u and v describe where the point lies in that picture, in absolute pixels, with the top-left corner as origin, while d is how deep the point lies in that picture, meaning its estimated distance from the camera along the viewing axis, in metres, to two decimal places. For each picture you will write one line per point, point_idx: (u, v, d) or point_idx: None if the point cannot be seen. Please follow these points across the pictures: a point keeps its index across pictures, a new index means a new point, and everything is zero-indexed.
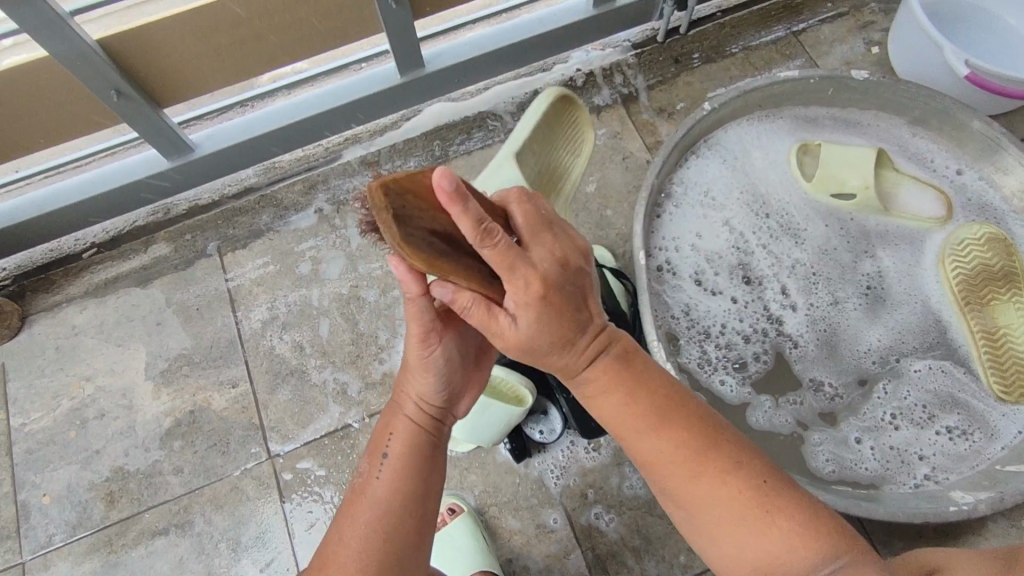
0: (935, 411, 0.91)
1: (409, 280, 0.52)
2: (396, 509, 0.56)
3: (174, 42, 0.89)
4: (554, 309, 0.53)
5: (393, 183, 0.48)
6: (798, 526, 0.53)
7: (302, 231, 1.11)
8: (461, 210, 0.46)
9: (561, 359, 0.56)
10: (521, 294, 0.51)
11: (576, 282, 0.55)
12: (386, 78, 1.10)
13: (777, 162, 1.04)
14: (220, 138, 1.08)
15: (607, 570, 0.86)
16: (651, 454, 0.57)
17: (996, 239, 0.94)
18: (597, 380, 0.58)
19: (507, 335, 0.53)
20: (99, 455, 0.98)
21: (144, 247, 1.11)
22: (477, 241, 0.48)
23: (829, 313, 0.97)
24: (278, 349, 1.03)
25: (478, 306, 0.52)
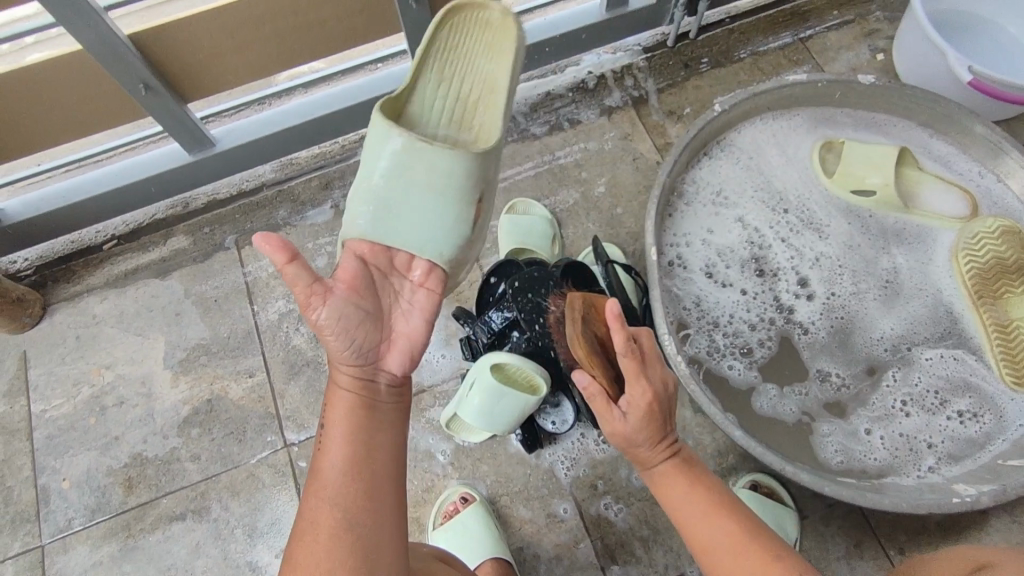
0: (947, 396, 0.93)
1: (276, 254, 0.54)
2: (340, 475, 0.57)
3: (201, 38, 0.92)
4: (653, 417, 0.63)
5: (578, 302, 0.75)
6: None
7: (319, 226, 1.13)
8: (623, 332, 0.59)
9: (643, 454, 0.65)
10: (637, 399, 0.62)
11: (670, 403, 0.65)
12: (401, 78, 1.12)
13: (796, 159, 1.06)
14: (239, 134, 1.10)
15: (615, 560, 0.87)
16: (692, 525, 0.63)
17: (1012, 232, 0.93)
18: (668, 474, 0.65)
19: (616, 427, 0.63)
20: (118, 442, 1.00)
21: (163, 240, 1.13)
22: (620, 352, 0.59)
23: (845, 303, 0.99)
24: (295, 341, 1.05)
25: (601, 397, 0.63)
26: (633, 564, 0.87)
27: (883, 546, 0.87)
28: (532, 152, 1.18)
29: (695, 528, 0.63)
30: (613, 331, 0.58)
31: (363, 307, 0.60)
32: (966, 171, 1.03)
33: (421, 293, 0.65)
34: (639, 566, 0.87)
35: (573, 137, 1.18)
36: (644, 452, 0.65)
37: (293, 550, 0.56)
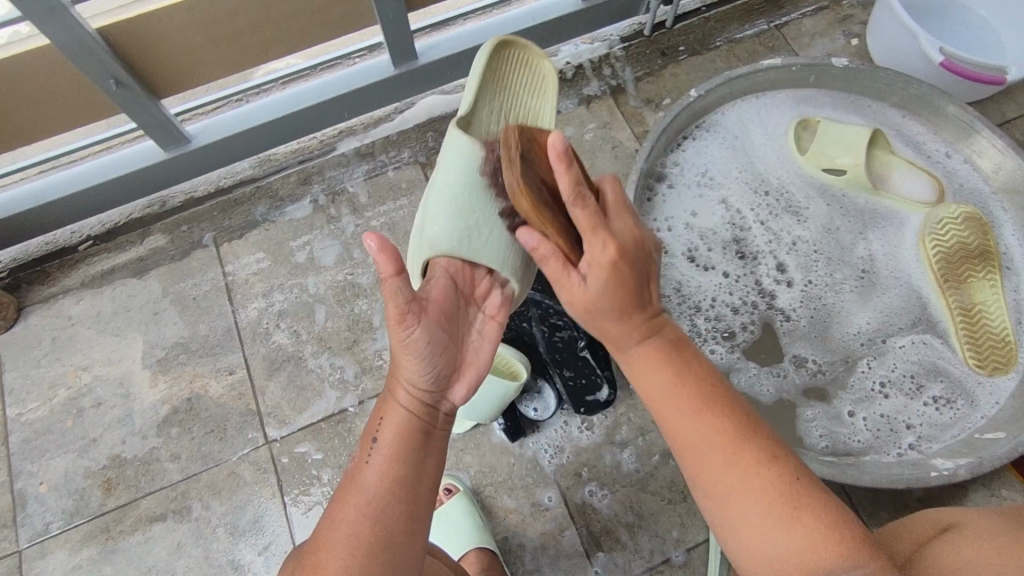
0: (922, 380, 0.93)
1: (383, 262, 0.50)
2: (380, 494, 0.54)
3: (173, 33, 0.91)
4: (623, 280, 0.56)
5: (513, 137, 0.62)
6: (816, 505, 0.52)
7: (298, 222, 1.13)
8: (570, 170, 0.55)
9: (615, 328, 0.58)
10: (596, 255, 0.56)
11: (646, 264, 0.59)
12: (381, 71, 1.11)
13: (777, 138, 1.06)
14: (216, 131, 1.09)
15: (601, 547, 0.87)
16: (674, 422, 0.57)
17: (973, 219, 0.96)
18: (647, 358, 0.59)
19: (574, 293, 0.58)
20: (96, 444, 0.99)
21: (140, 239, 1.12)
22: (570, 203, 0.55)
23: (822, 293, 1.00)
24: (276, 337, 1.05)
25: (556, 258, 0.58)
26: (618, 550, 0.87)
27: (867, 524, 0.88)
28: None
29: (681, 424, 0.56)
30: (559, 172, 0.55)
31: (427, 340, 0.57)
32: (935, 158, 1.04)
33: (490, 325, 0.63)
34: (625, 552, 0.87)
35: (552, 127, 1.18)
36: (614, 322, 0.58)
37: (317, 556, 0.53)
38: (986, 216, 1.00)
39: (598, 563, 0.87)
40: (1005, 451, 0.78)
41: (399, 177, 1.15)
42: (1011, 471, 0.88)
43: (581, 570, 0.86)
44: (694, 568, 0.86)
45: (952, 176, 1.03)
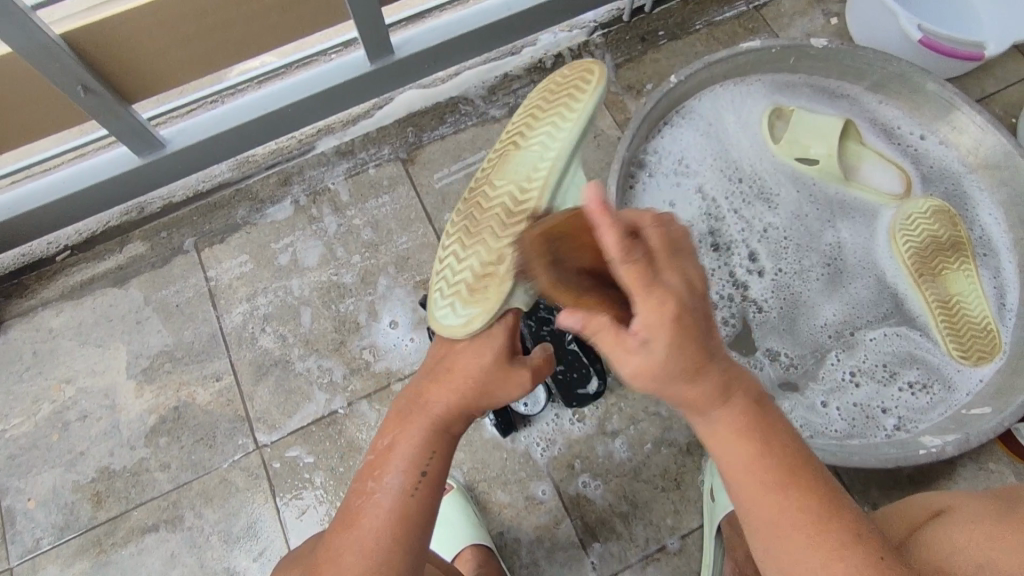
0: (895, 368, 0.94)
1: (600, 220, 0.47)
2: (374, 522, 0.57)
3: (140, 35, 0.88)
4: (690, 334, 0.48)
5: (538, 241, 0.58)
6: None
7: (280, 224, 1.11)
8: (613, 226, 0.47)
9: (689, 390, 0.50)
10: (653, 313, 0.47)
11: (705, 308, 0.49)
12: (356, 67, 1.09)
13: (750, 125, 1.06)
14: (191, 133, 1.07)
15: (597, 538, 0.87)
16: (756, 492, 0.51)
17: (941, 212, 0.98)
18: (725, 423, 0.52)
19: (637, 362, 0.50)
20: (83, 457, 0.97)
21: (119, 247, 1.10)
22: (619, 260, 0.47)
23: (791, 282, 1.00)
24: (262, 342, 1.04)
25: (607, 330, 0.51)
26: (614, 540, 0.87)
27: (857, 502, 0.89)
28: (494, 136, 1.17)
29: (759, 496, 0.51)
30: (601, 233, 0.47)
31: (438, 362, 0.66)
32: (907, 148, 1.04)
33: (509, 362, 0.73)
34: (620, 542, 0.87)
35: None
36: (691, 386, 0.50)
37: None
38: (958, 195, 1.01)
39: (594, 553, 0.87)
40: (991, 425, 0.79)
41: (381, 174, 1.14)
42: (997, 444, 0.89)
43: (577, 561, 0.87)
44: (689, 554, 0.86)
45: (924, 156, 1.04)
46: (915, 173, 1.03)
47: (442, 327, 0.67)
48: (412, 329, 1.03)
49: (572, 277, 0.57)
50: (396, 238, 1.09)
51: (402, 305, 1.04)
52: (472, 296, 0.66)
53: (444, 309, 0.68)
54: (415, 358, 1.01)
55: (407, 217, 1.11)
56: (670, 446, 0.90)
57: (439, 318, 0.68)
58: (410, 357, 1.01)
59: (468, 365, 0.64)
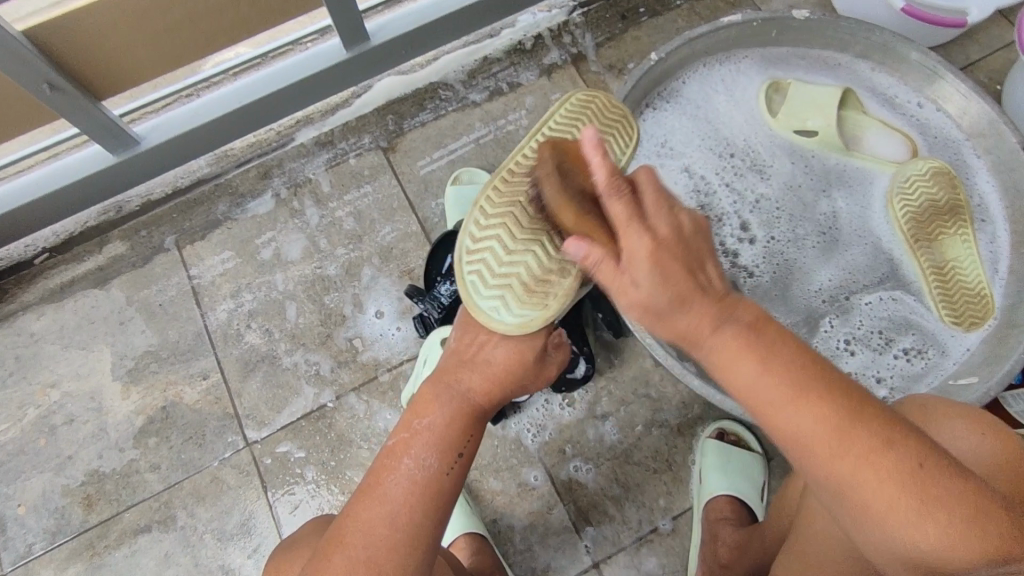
0: (891, 334, 0.94)
1: (592, 151, 0.52)
2: (407, 496, 0.59)
3: (104, 30, 0.86)
4: (676, 270, 0.50)
5: (546, 149, 0.68)
6: (946, 498, 0.46)
7: (261, 218, 1.10)
8: (606, 164, 0.52)
9: (681, 321, 0.51)
10: (638, 247, 0.50)
11: (699, 248, 0.52)
12: (330, 55, 1.07)
13: (742, 102, 1.05)
14: (167, 128, 1.05)
15: (590, 521, 0.88)
16: (769, 409, 0.49)
17: (940, 173, 0.94)
18: (729, 345, 0.50)
19: (626, 291, 0.52)
20: (72, 460, 0.97)
21: (99, 247, 1.08)
22: (607, 194, 0.52)
23: (785, 249, 0.99)
24: (248, 338, 1.03)
25: (607, 262, 0.53)
26: (607, 522, 0.87)
27: None
28: (475, 121, 1.15)
29: (773, 412, 0.49)
30: (593, 165, 0.53)
31: (470, 353, 0.68)
32: (908, 117, 1.02)
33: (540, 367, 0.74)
34: (614, 524, 0.87)
35: (514, 101, 1.16)
36: (676, 318, 0.51)
37: (331, 547, 0.56)
38: (957, 165, 0.99)
39: (588, 537, 0.87)
40: (978, 395, 0.79)
41: (362, 164, 1.13)
42: None
43: (571, 545, 0.87)
44: (682, 534, 0.87)
45: (926, 125, 1.02)
46: (920, 140, 1.02)
47: (494, 325, 0.68)
48: (398, 319, 1.02)
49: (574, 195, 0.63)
50: (379, 228, 1.08)
51: (388, 296, 1.04)
52: (528, 297, 0.69)
53: (491, 302, 0.68)
54: (403, 348, 1.00)
55: (390, 207, 1.09)
56: (661, 427, 0.90)
57: (481, 305, 0.68)
58: (397, 347, 1.00)
59: (500, 361, 0.67)
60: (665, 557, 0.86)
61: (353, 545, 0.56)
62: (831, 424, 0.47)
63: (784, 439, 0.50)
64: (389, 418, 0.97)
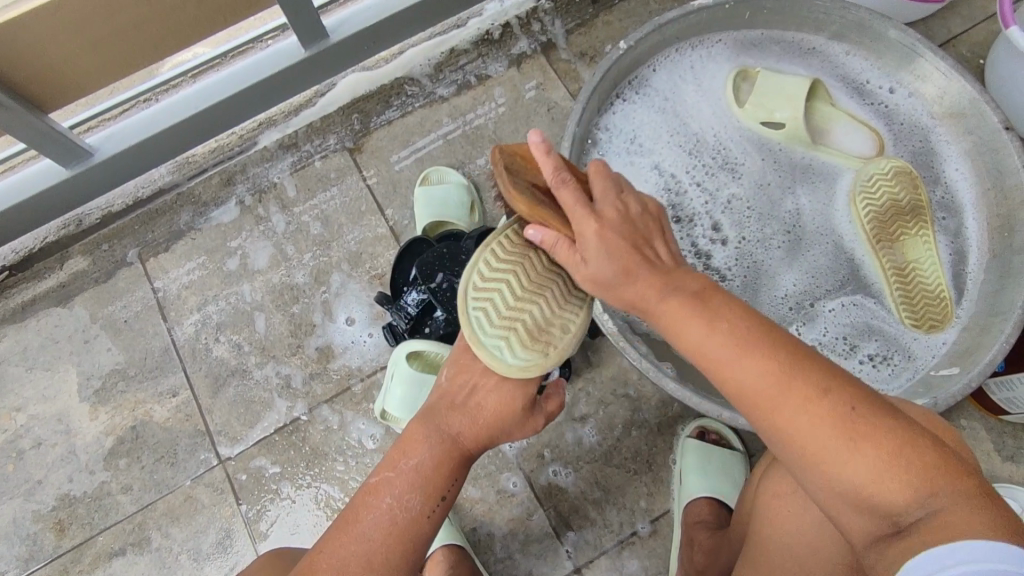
0: (855, 340, 0.92)
1: (541, 147, 0.58)
2: (384, 539, 0.59)
3: (41, 41, 0.82)
4: (630, 249, 0.55)
5: (498, 156, 0.62)
6: (876, 432, 0.46)
7: (226, 226, 1.06)
8: (552, 166, 0.58)
9: (627, 291, 0.56)
10: (594, 248, 0.55)
11: (642, 214, 0.58)
12: (289, 55, 1.02)
13: (710, 92, 1.02)
14: (122, 137, 1.00)
15: (570, 526, 0.86)
16: (738, 379, 0.50)
17: (903, 172, 0.92)
18: (671, 302, 0.54)
19: (583, 271, 0.57)
20: (41, 485, 0.95)
21: (60, 264, 1.05)
22: (557, 184, 0.58)
23: (754, 250, 0.97)
24: (217, 352, 1.00)
25: (563, 243, 0.58)
26: (588, 527, 0.86)
27: None
28: (443, 117, 1.11)
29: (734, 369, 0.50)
30: (540, 160, 0.58)
31: (462, 395, 0.66)
32: (878, 105, 1.00)
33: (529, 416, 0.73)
34: (595, 528, 0.86)
35: (482, 95, 1.12)
36: (625, 289, 0.55)
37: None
38: (927, 150, 0.98)
39: (568, 542, 0.86)
40: (959, 388, 0.76)
41: (327, 166, 1.09)
42: (969, 401, 0.89)
43: (551, 552, 0.86)
44: (663, 536, 0.85)
45: (896, 111, 1.00)
46: (885, 130, 1.00)
47: (496, 364, 0.63)
48: (370, 325, 1.00)
49: (524, 188, 0.61)
50: (347, 232, 1.05)
51: (359, 302, 1.01)
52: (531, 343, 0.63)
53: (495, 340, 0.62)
54: (375, 356, 0.98)
55: (358, 210, 1.06)
56: (641, 427, 0.89)
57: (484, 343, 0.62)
58: (370, 354, 0.98)
59: (491, 407, 0.65)
60: (647, 559, 0.85)
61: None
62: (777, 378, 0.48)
63: (784, 439, 0.49)
64: (364, 428, 0.95)
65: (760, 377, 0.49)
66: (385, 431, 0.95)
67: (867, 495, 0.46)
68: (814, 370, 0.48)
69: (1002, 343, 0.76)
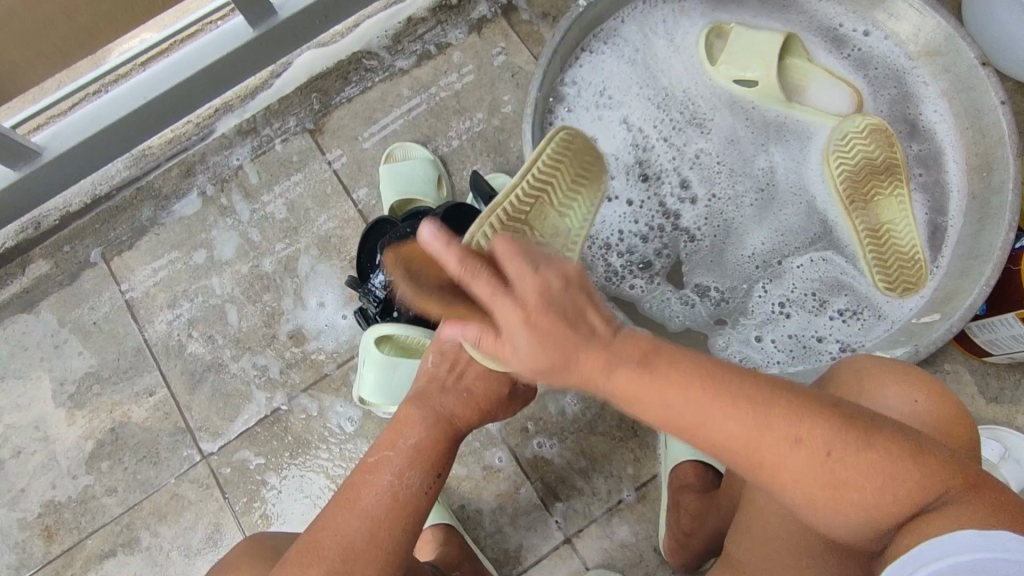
0: (824, 296, 0.91)
1: (446, 246, 0.43)
2: (387, 514, 0.57)
3: None
4: (555, 330, 0.44)
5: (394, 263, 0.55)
6: (867, 473, 0.45)
7: (189, 219, 1.03)
8: (454, 252, 0.43)
9: (592, 358, 0.45)
10: (533, 354, 0.45)
11: (567, 298, 0.44)
12: (237, 35, 0.97)
13: (681, 49, 0.98)
14: (69, 134, 0.96)
15: (559, 497, 0.86)
16: (686, 426, 0.46)
17: (879, 129, 0.88)
18: (631, 384, 0.46)
19: (514, 357, 0.46)
20: (25, 493, 0.94)
21: (21, 269, 1.02)
22: (470, 280, 0.43)
23: (724, 208, 0.95)
24: (190, 347, 0.98)
25: (486, 335, 0.47)
26: (576, 496, 0.86)
27: None
28: (405, 90, 1.07)
29: (697, 431, 0.46)
30: (441, 258, 0.44)
31: (452, 377, 0.67)
32: (854, 52, 0.96)
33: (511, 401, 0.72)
34: (583, 497, 0.86)
35: (444, 64, 1.07)
36: (572, 372, 0.46)
37: (306, 559, 0.54)
38: (904, 96, 0.95)
39: (557, 513, 0.86)
40: (940, 333, 0.75)
41: (289, 150, 1.05)
42: (953, 344, 0.88)
43: (541, 524, 0.86)
44: (651, 500, 0.85)
45: (870, 55, 0.96)
46: (861, 80, 0.96)
47: None
48: (343, 308, 0.98)
49: (430, 291, 0.50)
50: (314, 217, 1.02)
51: (330, 285, 0.99)
52: None
53: None
54: (350, 338, 0.96)
55: (324, 193, 1.03)
56: None
57: None
58: (344, 337, 0.96)
59: (480, 387, 0.67)
60: (637, 524, 0.85)
61: (331, 559, 0.54)
62: (744, 425, 0.45)
63: (717, 449, 0.47)
64: (343, 413, 0.94)
65: (737, 427, 0.45)
66: (364, 414, 0.94)
67: (871, 523, 0.46)
68: (785, 425, 0.45)
69: (981, 288, 0.74)
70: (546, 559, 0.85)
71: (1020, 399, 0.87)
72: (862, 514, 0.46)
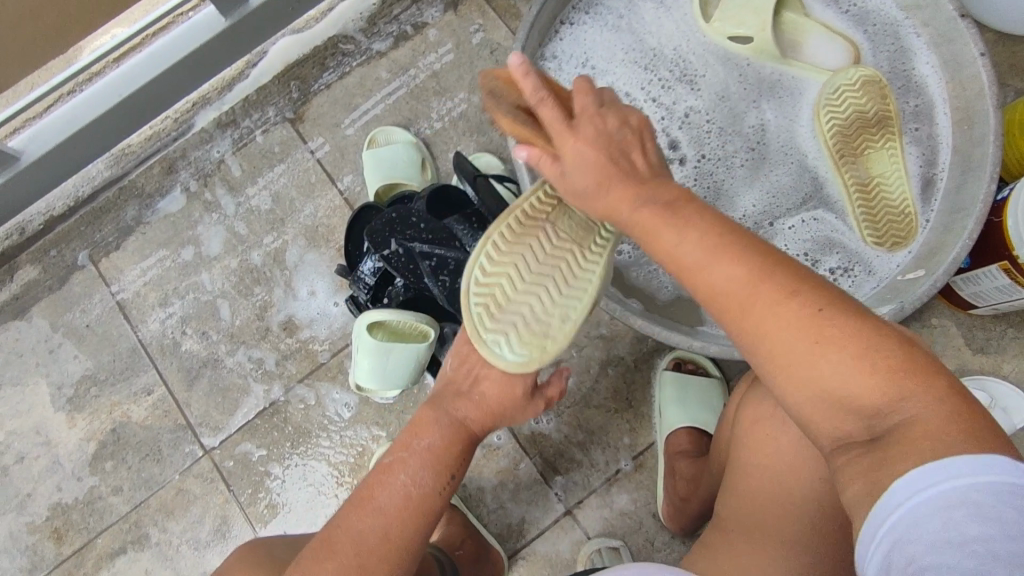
0: (816, 256, 0.92)
1: (525, 80, 0.54)
2: (398, 513, 0.58)
3: None
4: (610, 163, 0.54)
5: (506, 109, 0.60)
6: (862, 339, 0.42)
7: (174, 216, 1.02)
8: (532, 81, 0.54)
9: (617, 199, 0.53)
10: (581, 180, 0.55)
11: (633, 139, 0.56)
12: (208, 26, 0.96)
13: (674, 9, 0.97)
14: (48, 137, 0.95)
15: (558, 470, 0.87)
16: (691, 271, 0.48)
17: (871, 82, 0.87)
18: (645, 220, 0.52)
19: (564, 180, 0.56)
20: (32, 498, 0.95)
21: (9, 276, 1.01)
22: (536, 108, 0.55)
23: (714, 169, 0.95)
24: (184, 344, 0.98)
25: (545, 160, 0.56)
26: (575, 469, 0.87)
27: None
28: (383, 74, 1.05)
29: (696, 271, 0.48)
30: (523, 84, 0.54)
31: (467, 384, 0.65)
32: (851, 7, 0.96)
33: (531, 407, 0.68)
34: (582, 469, 0.87)
35: (421, 44, 1.05)
36: (598, 199, 0.55)
37: (320, 554, 0.55)
38: (900, 53, 0.94)
39: (557, 486, 0.87)
40: (924, 289, 0.76)
41: (270, 140, 1.04)
42: (939, 299, 0.89)
43: (542, 497, 0.87)
44: (648, 468, 0.87)
45: (866, 9, 0.95)
46: (861, 37, 0.95)
47: (494, 360, 0.61)
48: (335, 295, 0.98)
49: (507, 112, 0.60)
50: (300, 207, 1.02)
51: (320, 274, 0.99)
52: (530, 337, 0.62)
53: (494, 336, 0.61)
54: (342, 326, 0.97)
55: (308, 182, 1.02)
56: (617, 365, 0.89)
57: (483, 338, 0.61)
58: (337, 325, 0.97)
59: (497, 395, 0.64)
60: (636, 492, 0.86)
61: (344, 556, 0.55)
62: (744, 277, 0.45)
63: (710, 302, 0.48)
64: (339, 399, 0.95)
65: (731, 277, 0.46)
66: (360, 400, 0.95)
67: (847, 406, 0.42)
68: (789, 272, 0.45)
69: (965, 241, 0.75)
70: (549, 531, 0.87)
71: (1005, 349, 0.88)
72: (842, 395, 0.42)
